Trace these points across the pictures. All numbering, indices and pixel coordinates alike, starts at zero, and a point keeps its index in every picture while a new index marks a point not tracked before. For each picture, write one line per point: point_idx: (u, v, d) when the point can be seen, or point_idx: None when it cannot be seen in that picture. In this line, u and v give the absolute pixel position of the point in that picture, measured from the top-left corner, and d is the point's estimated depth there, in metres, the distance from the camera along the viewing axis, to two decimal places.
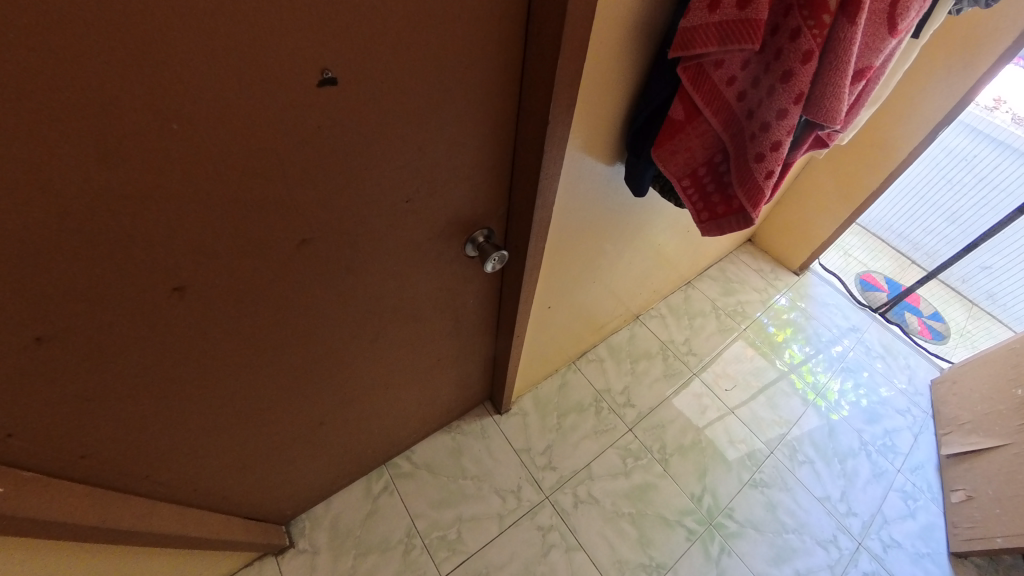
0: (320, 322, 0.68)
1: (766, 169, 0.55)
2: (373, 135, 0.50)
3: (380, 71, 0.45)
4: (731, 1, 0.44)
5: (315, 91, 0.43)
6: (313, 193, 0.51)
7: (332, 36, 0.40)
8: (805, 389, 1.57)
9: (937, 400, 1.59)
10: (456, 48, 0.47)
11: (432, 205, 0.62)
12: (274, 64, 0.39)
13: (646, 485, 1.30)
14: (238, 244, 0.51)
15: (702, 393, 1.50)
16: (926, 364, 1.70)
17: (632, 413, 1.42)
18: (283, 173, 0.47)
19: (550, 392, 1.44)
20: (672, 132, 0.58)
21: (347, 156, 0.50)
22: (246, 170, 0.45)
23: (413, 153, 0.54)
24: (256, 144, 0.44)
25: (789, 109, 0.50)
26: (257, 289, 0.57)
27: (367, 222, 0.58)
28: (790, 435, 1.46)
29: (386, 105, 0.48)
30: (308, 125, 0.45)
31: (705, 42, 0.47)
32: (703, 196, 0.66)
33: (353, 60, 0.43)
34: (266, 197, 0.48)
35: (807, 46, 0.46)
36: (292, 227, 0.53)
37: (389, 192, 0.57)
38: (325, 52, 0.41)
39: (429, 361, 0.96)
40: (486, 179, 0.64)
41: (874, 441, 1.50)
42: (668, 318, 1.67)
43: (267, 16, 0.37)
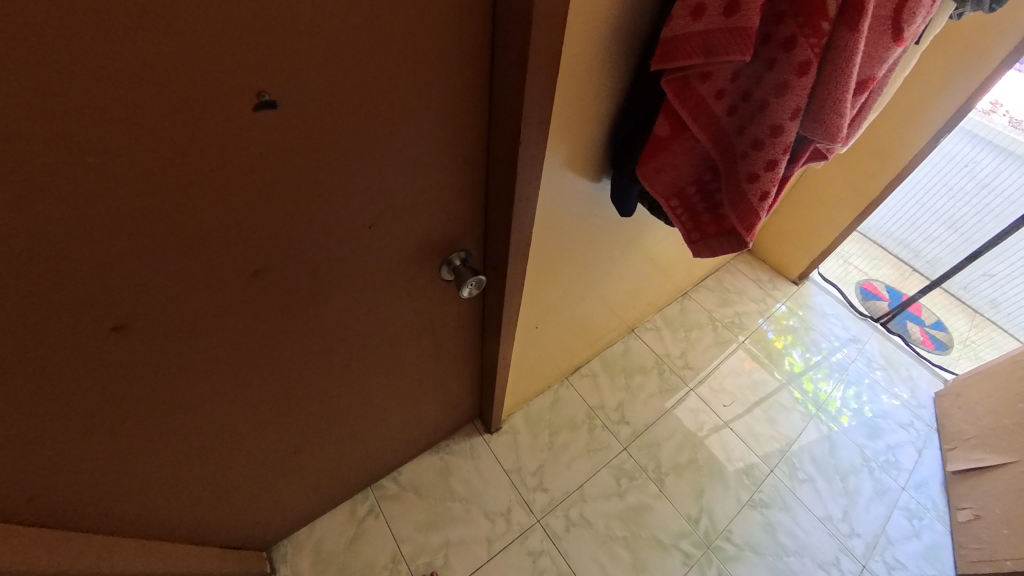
0: (286, 350, 0.64)
1: (760, 191, 0.50)
2: (326, 157, 0.45)
3: (328, 89, 0.41)
4: (718, 8, 0.39)
5: (252, 116, 0.39)
6: (263, 221, 0.47)
7: (268, 52, 0.36)
8: (804, 402, 1.53)
9: (940, 413, 1.55)
10: (413, 62, 0.43)
11: (398, 228, 0.58)
12: (204, 86, 0.35)
13: (641, 506, 1.25)
14: (183, 278, 0.46)
15: (699, 409, 1.46)
16: (929, 375, 1.65)
17: (626, 430, 1.37)
18: (225, 202, 0.43)
19: (541, 409, 1.39)
20: (657, 149, 0.53)
21: (299, 182, 0.46)
22: (182, 201, 0.41)
23: (373, 175, 0.50)
24: (192, 172, 0.39)
25: (784, 126, 0.45)
26: (208, 323, 0.53)
27: (330, 250, 0.55)
28: (790, 451, 1.42)
29: (336, 127, 0.44)
30: (249, 151, 0.41)
31: (689, 53, 0.42)
32: (692, 214, 0.61)
33: (292, 81, 0.39)
34: (209, 229, 0.44)
35: (803, 57, 0.42)
36: (241, 260, 0.49)
37: (352, 217, 0.53)
38: (263, 71, 0.37)
39: (410, 383, 0.92)
40: (457, 200, 0.60)
41: (877, 457, 1.45)
42: (664, 330, 1.62)
43: (188, 30, 0.32)
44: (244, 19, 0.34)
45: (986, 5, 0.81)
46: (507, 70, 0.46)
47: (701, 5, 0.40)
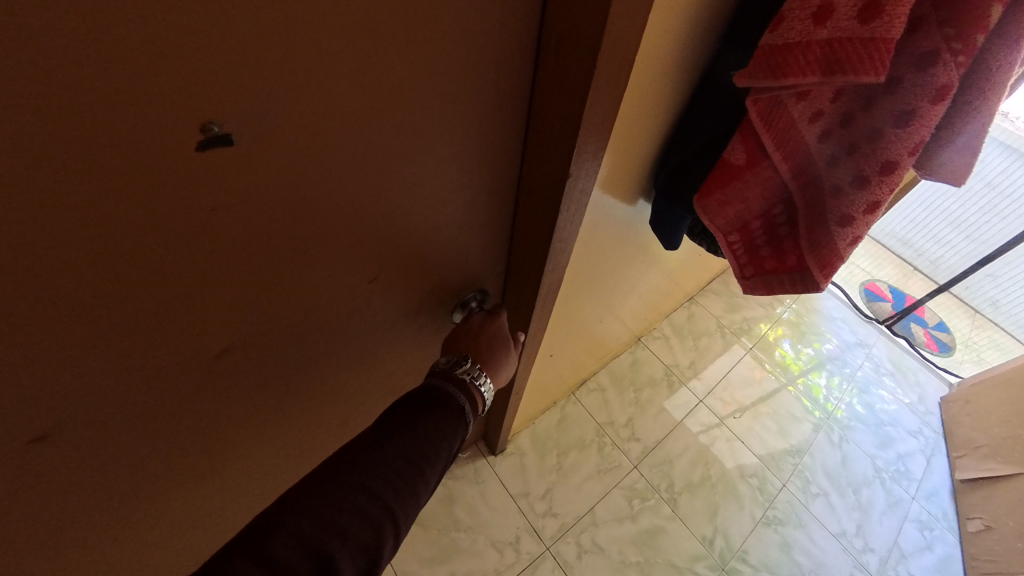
0: (273, 423, 0.55)
1: (852, 235, 0.45)
2: (318, 205, 0.36)
3: (333, 122, 0.32)
4: (847, 15, 0.35)
5: (195, 157, 0.28)
6: (226, 292, 0.37)
7: (233, 74, 0.26)
8: (815, 412, 1.49)
9: (948, 420, 1.53)
10: (432, 85, 0.35)
11: (405, 277, 0.50)
12: (124, 120, 0.24)
13: (654, 529, 1.20)
14: (123, 372, 0.35)
15: (710, 423, 1.41)
16: (935, 380, 1.63)
17: (637, 448, 1.32)
18: (174, 270, 0.32)
19: (548, 428, 1.31)
20: (729, 179, 0.47)
21: (279, 238, 0.36)
22: (107, 276, 0.30)
23: (376, 219, 0.42)
24: (120, 239, 0.28)
25: (900, 161, 0.41)
26: (188, 405, 0.42)
27: (332, 298, 0.46)
28: (802, 464, 1.38)
29: (338, 159, 0.34)
30: (200, 205, 0.30)
31: (802, 68, 0.38)
32: (750, 249, 0.53)
33: (257, 107, 0.28)
34: (159, 306, 0.34)
35: (944, 81, 0.37)
36: (216, 332, 0.39)
37: (353, 270, 0.45)
38: (216, 96, 0.26)
39: None
40: (472, 237, 0.53)
41: (887, 467, 1.42)
42: (672, 340, 1.56)
43: (93, 43, 0.22)
44: (209, 30, 0.24)
45: None
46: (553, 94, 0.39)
47: (830, 5, 0.35)
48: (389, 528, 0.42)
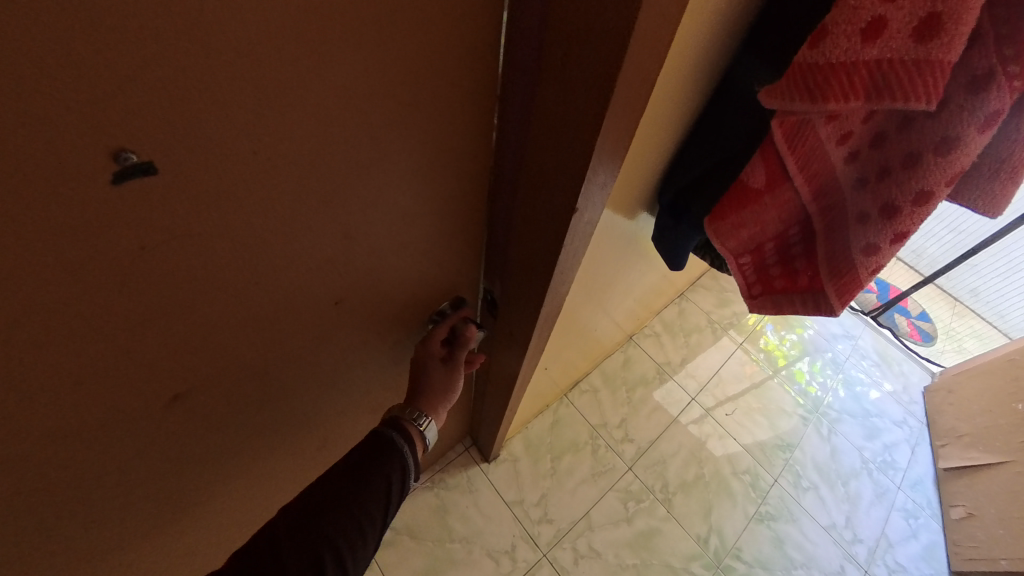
0: (242, 451, 0.53)
1: (873, 265, 0.43)
2: (268, 232, 0.33)
3: (284, 144, 0.29)
4: (899, 33, 0.32)
5: (113, 190, 0.25)
6: (178, 337, 0.34)
7: (151, 99, 0.23)
8: (805, 406, 1.50)
9: (931, 409, 1.56)
10: (395, 98, 0.32)
11: (371, 298, 0.48)
12: (18, 155, 0.21)
13: (650, 530, 1.20)
14: (66, 427, 0.33)
15: (703, 421, 1.40)
16: (918, 369, 1.66)
17: (631, 449, 1.31)
18: (109, 307, 0.30)
19: (541, 432, 1.29)
20: (746, 200, 0.44)
21: (236, 273, 0.34)
22: (38, 328, 0.27)
23: (339, 248, 0.39)
24: (38, 284, 0.26)
25: (937, 191, 0.38)
26: (142, 438, 0.40)
27: (297, 319, 0.43)
28: (793, 458, 1.39)
29: (292, 172, 0.31)
30: (129, 243, 0.27)
31: (849, 89, 0.34)
32: (760, 268, 0.51)
33: (176, 126, 0.25)
34: (95, 352, 0.31)
35: (996, 109, 0.35)
36: (167, 368, 0.36)
37: (317, 293, 0.42)
38: (123, 117, 0.23)
39: None
40: (447, 252, 0.50)
41: (875, 458, 1.45)
42: (663, 337, 1.55)
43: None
44: (115, 42, 0.21)
45: None
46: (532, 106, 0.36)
47: (884, 18, 0.32)
48: (327, 551, 0.47)
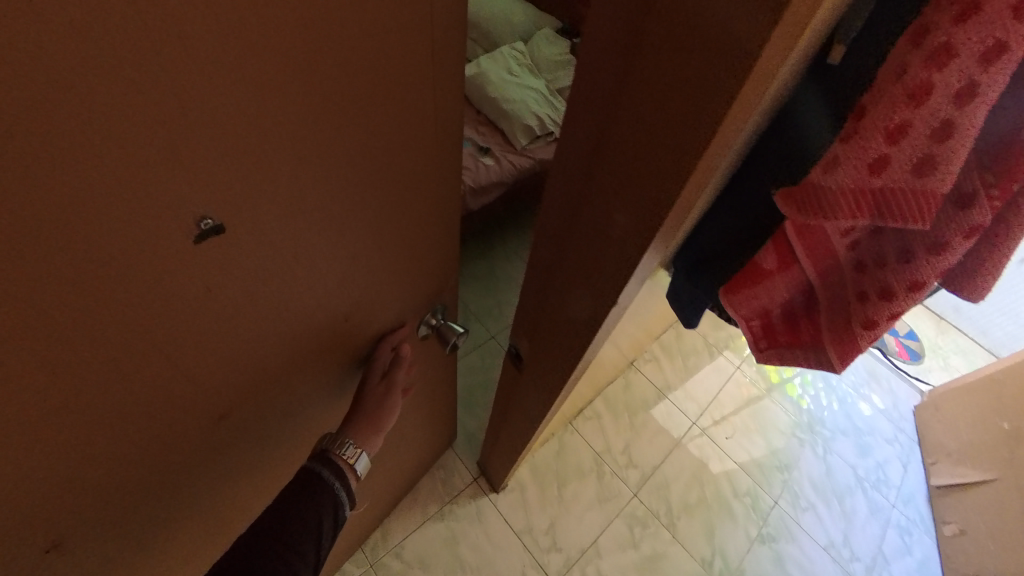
0: (259, 466, 0.54)
1: (870, 339, 0.45)
2: (302, 264, 0.35)
3: (324, 188, 0.32)
4: (902, 165, 0.34)
5: (193, 250, 0.27)
6: (224, 360, 0.36)
7: (234, 171, 0.26)
8: (801, 427, 1.55)
9: (920, 425, 1.62)
10: (410, 134, 0.35)
11: (377, 315, 0.50)
12: (128, 228, 0.24)
13: (656, 554, 1.23)
14: (132, 463, 0.36)
15: (704, 444, 1.44)
16: (907, 387, 1.72)
17: (635, 474, 1.34)
18: (176, 347, 0.32)
19: (547, 458, 1.32)
20: (756, 278, 0.46)
21: (276, 299, 0.36)
22: (118, 364, 0.29)
23: (356, 283, 0.43)
24: (125, 329, 0.28)
25: (928, 285, 0.41)
26: (188, 469, 0.42)
27: (321, 350, 0.46)
28: (791, 478, 1.43)
29: (329, 218, 0.34)
30: (198, 288, 0.29)
31: (853, 209, 0.36)
32: (766, 328, 0.52)
33: (250, 182, 0.27)
34: (157, 391, 0.33)
35: (976, 220, 0.37)
36: (213, 404, 0.39)
37: (329, 311, 0.42)
38: (214, 186, 0.26)
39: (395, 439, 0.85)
40: (434, 256, 0.52)
41: (868, 476, 1.49)
42: (663, 360, 1.59)
43: (100, 166, 0.21)
44: (216, 130, 0.24)
45: None
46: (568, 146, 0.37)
47: (887, 155, 0.34)
48: None
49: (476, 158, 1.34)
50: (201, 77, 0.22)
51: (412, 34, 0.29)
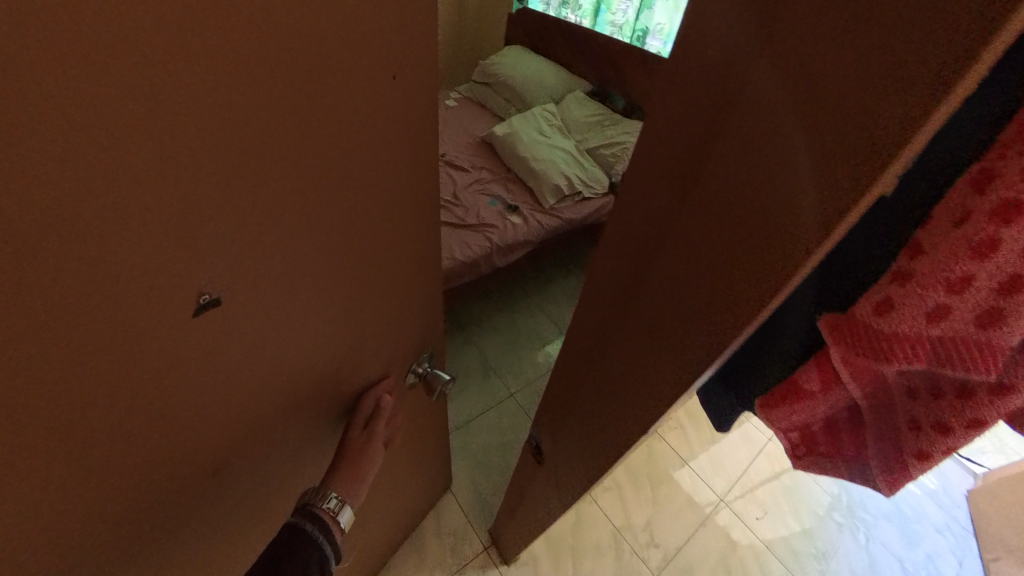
0: (253, 524, 0.53)
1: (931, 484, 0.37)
2: (292, 322, 0.37)
3: (310, 247, 0.35)
4: (968, 313, 0.27)
5: (192, 323, 0.29)
6: (221, 419, 0.37)
7: (232, 246, 0.28)
8: (839, 510, 1.43)
9: (975, 514, 1.47)
10: (387, 193, 0.39)
11: (367, 362, 0.52)
12: (138, 308, 0.25)
13: None
14: (130, 532, 0.36)
15: (732, 524, 1.34)
16: (957, 469, 1.59)
17: (657, 555, 1.25)
18: (178, 412, 0.33)
19: (563, 531, 1.25)
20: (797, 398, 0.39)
21: (273, 359, 0.37)
22: (124, 426, 0.29)
23: (345, 332, 0.45)
24: (132, 399, 0.29)
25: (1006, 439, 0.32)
26: (184, 531, 0.42)
27: (314, 401, 0.47)
28: (829, 569, 1.31)
29: (314, 276, 0.37)
30: (197, 356, 0.31)
31: (905, 353, 0.29)
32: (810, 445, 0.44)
33: (247, 255, 0.30)
34: (160, 456, 0.33)
35: None
36: (211, 463, 0.39)
37: (318, 368, 0.44)
38: (216, 263, 0.28)
39: (391, 484, 0.84)
40: (416, 298, 0.54)
41: (918, 571, 1.35)
42: (688, 428, 1.52)
43: (118, 255, 0.23)
44: (218, 211, 0.26)
45: None
46: (642, 209, 0.37)
47: (947, 300, 0.27)
48: None
49: (505, 216, 1.37)
50: (207, 169, 0.25)
51: (388, 113, 0.34)
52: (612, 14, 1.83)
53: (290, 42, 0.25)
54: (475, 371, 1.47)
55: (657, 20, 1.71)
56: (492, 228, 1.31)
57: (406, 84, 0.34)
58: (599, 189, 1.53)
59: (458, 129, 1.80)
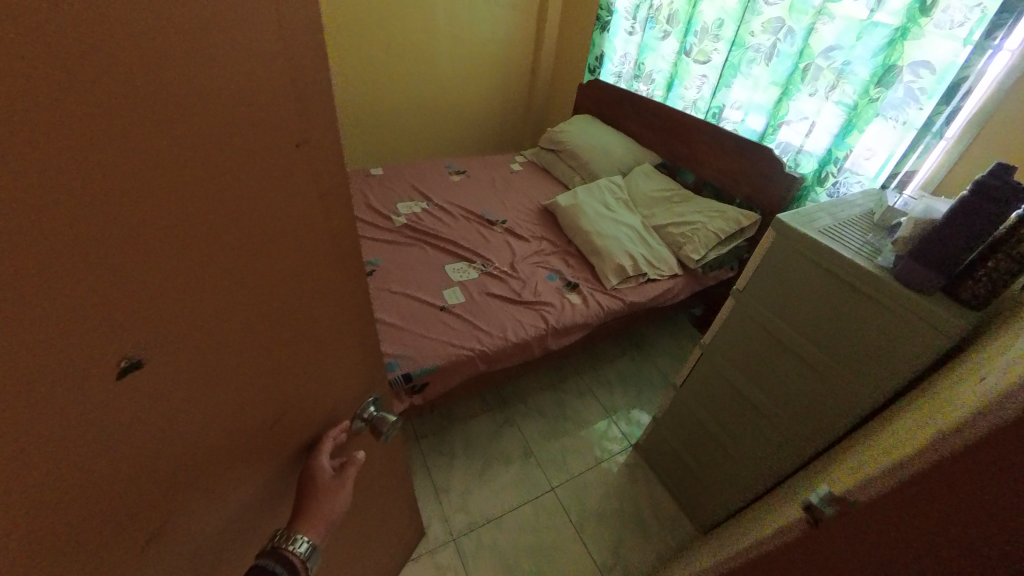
0: None
1: None
2: (226, 372, 0.37)
3: (236, 298, 0.35)
4: None
5: (116, 389, 0.28)
6: (160, 483, 0.34)
7: (153, 302, 0.28)
8: None
9: None
10: (307, 238, 0.40)
11: (304, 409, 0.50)
12: (53, 373, 0.24)
13: None
14: None
15: None
16: None
17: None
18: (112, 482, 0.30)
19: None
20: None
21: (222, 413, 0.38)
22: (52, 508, 0.27)
23: (279, 377, 0.44)
24: (59, 476, 0.26)
25: None
26: None
27: (257, 451, 0.45)
28: None
29: (244, 325, 0.37)
30: (123, 420, 0.29)
31: None
32: None
33: (164, 310, 0.29)
34: (91, 536, 0.30)
35: None
36: (151, 536, 0.35)
37: (259, 415, 0.43)
38: (140, 331, 0.28)
39: (359, 543, 0.79)
40: (352, 330, 0.55)
41: None
42: None
43: (26, 318, 0.22)
44: (135, 269, 0.26)
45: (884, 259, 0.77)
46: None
47: None
48: None
49: (563, 294, 1.30)
50: (115, 224, 0.25)
51: (300, 166, 0.37)
52: (686, 89, 1.84)
53: (192, 104, 0.27)
54: (517, 458, 1.37)
55: (735, 96, 1.68)
56: (548, 306, 1.24)
57: (308, 155, 0.37)
58: (665, 271, 1.43)
59: (522, 195, 1.80)
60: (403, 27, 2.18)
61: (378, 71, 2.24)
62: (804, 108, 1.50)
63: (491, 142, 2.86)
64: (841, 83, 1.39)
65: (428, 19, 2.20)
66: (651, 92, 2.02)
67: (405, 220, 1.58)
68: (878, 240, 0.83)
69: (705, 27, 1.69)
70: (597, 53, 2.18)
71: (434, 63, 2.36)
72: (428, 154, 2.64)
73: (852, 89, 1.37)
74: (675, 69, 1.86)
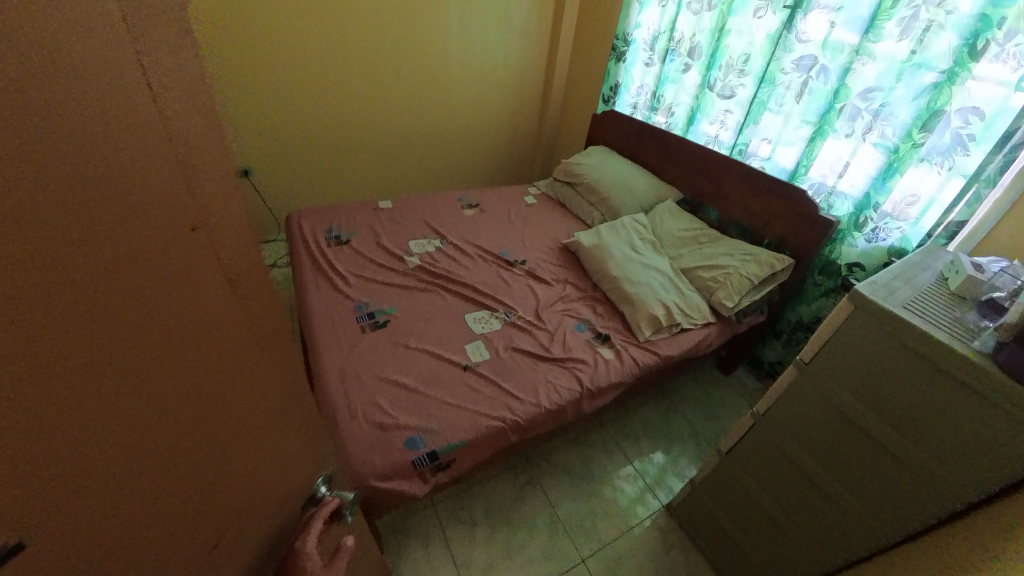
0: None
1: None
2: (135, 507, 0.28)
3: (134, 413, 0.27)
4: None
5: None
6: None
7: (21, 442, 0.20)
8: None
9: None
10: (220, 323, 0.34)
11: (252, 521, 0.40)
12: None
13: None
14: None
15: None
16: None
17: None
18: None
19: None
20: None
21: (138, 562, 0.28)
22: None
23: (212, 493, 0.34)
24: None
25: None
26: None
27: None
28: None
29: (155, 443, 0.29)
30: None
31: None
32: None
33: (35, 452, 0.21)
34: None
35: None
36: None
37: (196, 548, 0.33)
38: (10, 484, 0.20)
39: None
40: (291, 415, 0.47)
41: None
42: None
43: None
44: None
45: (981, 342, 0.70)
46: None
47: None
48: None
49: (596, 348, 1.21)
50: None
51: (195, 245, 0.31)
52: (710, 124, 1.79)
53: (52, 186, 0.22)
54: (543, 526, 1.26)
55: (762, 133, 1.63)
56: (582, 365, 1.15)
57: (207, 237, 0.33)
58: (699, 319, 1.35)
59: (541, 232, 1.72)
60: (412, 53, 2.16)
61: (387, 94, 2.23)
62: (839, 149, 1.44)
63: (499, 167, 2.81)
64: (879, 125, 1.34)
65: (438, 45, 2.18)
66: (670, 124, 1.97)
67: (419, 260, 1.49)
68: (972, 319, 0.76)
69: (731, 61, 1.65)
70: (613, 83, 2.16)
71: (442, 88, 2.32)
72: (435, 178, 2.62)
73: (893, 132, 1.31)
74: (696, 103, 1.81)
